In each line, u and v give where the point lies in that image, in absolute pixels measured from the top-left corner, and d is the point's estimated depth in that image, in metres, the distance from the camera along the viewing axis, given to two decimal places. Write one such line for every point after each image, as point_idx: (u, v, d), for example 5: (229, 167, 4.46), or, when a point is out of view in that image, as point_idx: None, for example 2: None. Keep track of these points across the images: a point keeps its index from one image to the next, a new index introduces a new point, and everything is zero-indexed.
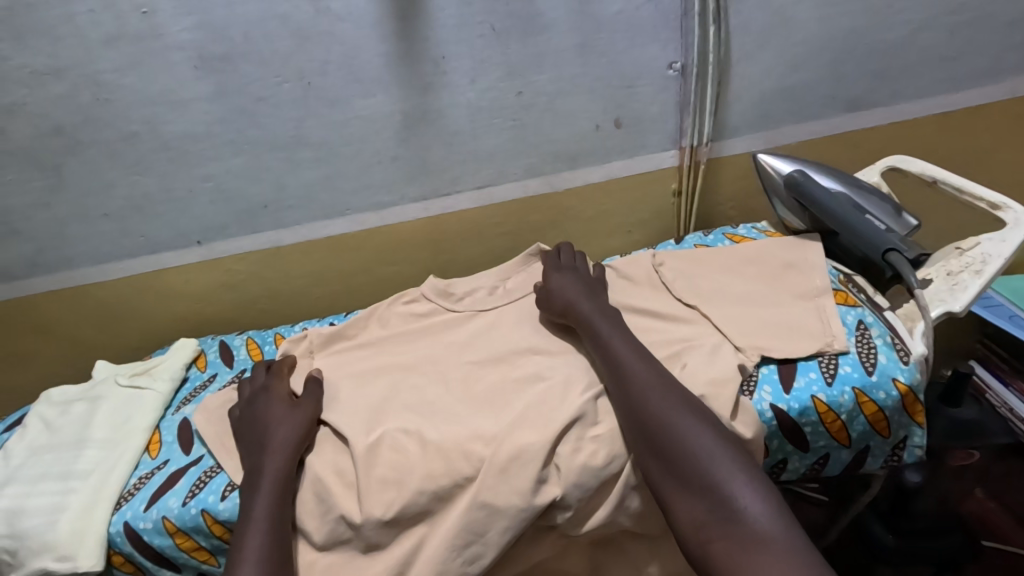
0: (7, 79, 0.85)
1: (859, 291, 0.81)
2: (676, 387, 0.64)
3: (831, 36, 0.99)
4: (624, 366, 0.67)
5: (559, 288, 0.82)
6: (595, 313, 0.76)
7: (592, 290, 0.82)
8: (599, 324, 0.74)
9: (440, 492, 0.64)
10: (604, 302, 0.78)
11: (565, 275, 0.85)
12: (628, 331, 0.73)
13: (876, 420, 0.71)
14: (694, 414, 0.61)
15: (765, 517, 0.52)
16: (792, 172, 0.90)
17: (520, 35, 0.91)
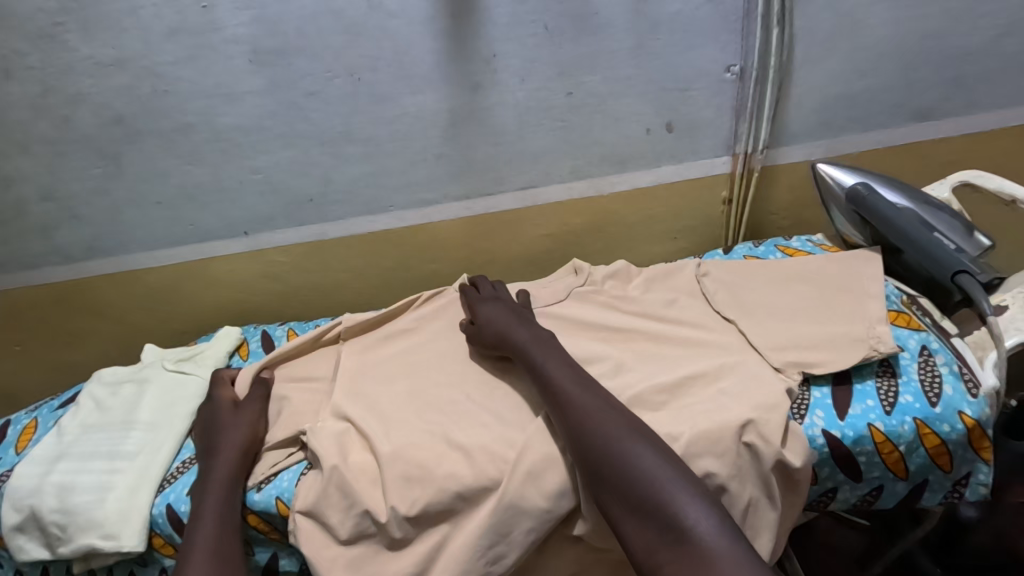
0: (74, 68, 0.87)
1: (925, 314, 0.77)
2: (611, 408, 0.61)
3: (903, 41, 0.93)
4: (561, 394, 0.64)
5: (493, 319, 0.79)
6: (529, 342, 0.73)
7: (527, 317, 0.79)
8: (535, 354, 0.71)
9: (468, 496, 0.63)
10: (539, 329, 0.75)
11: (501, 306, 0.82)
12: (566, 357, 0.70)
13: (938, 453, 0.67)
14: (631, 433, 0.59)
15: (713, 534, 0.50)
16: (855, 185, 0.86)
17: (573, 35, 0.89)
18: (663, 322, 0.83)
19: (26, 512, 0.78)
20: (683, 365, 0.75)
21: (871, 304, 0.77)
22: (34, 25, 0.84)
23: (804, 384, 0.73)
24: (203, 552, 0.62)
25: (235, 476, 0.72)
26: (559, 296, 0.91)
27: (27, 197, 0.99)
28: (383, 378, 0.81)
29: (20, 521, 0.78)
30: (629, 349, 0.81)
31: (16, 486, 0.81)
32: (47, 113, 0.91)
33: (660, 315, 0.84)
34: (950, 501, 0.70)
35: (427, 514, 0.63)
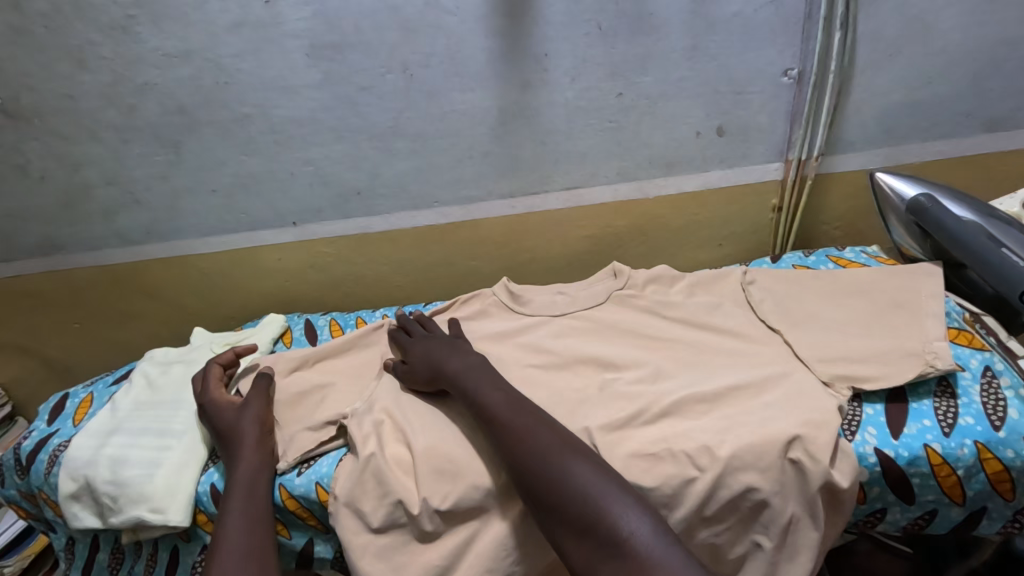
0: (142, 59, 0.91)
1: (988, 333, 0.73)
2: (546, 425, 0.60)
3: (975, 48, 0.89)
4: (495, 417, 0.62)
5: (431, 349, 0.77)
6: (463, 371, 0.71)
7: (465, 346, 0.77)
8: (468, 382, 0.69)
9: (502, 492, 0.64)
10: (474, 358, 0.73)
11: (439, 337, 0.80)
12: (501, 382, 0.68)
13: (1000, 480, 0.63)
14: (564, 445, 0.57)
15: (647, 539, 0.49)
16: (918, 196, 0.83)
17: (627, 35, 0.88)
18: (708, 330, 0.82)
19: (80, 481, 0.82)
20: (728, 375, 0.74)
21: (930, 323, 0.73)
22: (108, 17, 0.88)
23: (855, 400, 0.71)
24: (230, 557, 0.60)
25: (260, 470, 0.72)
26: (597, 298, 0.90)
27: (93, 181, 1.04)
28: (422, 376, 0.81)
29: (75, 489, 0.82)
30: (671, 356, 0.79)
31: (72, 456, 0.84)
32: (115, 101, 0.95)
33: (705, 322, 0.83)
34: (1009, 531, 0.66)
35: (460, 509, 0.64)
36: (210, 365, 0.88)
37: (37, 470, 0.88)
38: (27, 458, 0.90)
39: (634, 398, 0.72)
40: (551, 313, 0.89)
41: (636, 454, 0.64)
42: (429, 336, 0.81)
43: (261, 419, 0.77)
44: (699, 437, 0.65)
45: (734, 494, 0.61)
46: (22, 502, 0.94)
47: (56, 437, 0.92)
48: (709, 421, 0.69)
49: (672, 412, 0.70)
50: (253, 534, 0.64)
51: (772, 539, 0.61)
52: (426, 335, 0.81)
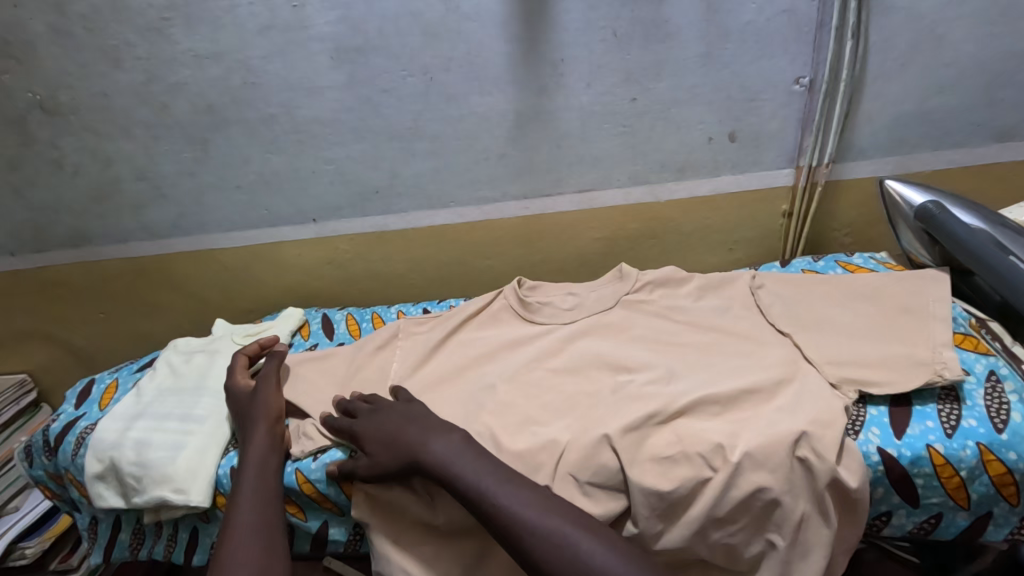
0: (175, 60, 0.95)
1: (994, 338, 0.74)
2: (555, 504, 0.60)
3: (986, 58, 0.90)
4: (504, 511, 0.60)
5: (401, 430, 0.70)
6: (451, 455, 0.65)
7: (436, 422, 0.70)
8: (461, 466, 0.64)
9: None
10: (457, 440, 0.67)
11: (400, 411, 0.73)
12: (499, 467, 0.64)
13: (1003, 483, 0.64)
14: (579, 527, 0.58)
15: None
16: (926, 203, 0.85)
17: (642, 42, 0.91)
18: (717, 332, 0.83)
19: (106, 462, 0.85)
20: (736, 376, 0.75)
21: (935, 328, 0.75)
22: (144, 19, 0.92)
23: (860, 402, 0.72)
24: (240, 538, 0.64)
25: (269, 453, 0.76)
26: (606, 302, 0.91)
27: (124, 176, 1.08)
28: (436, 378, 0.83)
29: (101, 470, 0.85)
30: (680, 356, 0.81)
31: (99, 438, 0.88)
32: (149, 99, 0.99)
33: (714, 325, 0.84)
34: (1017, 537, 0.66)
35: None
36: (236, 358, 0.91)
37: (65, 451, 0.91)
38: (55, 439, 0.93)
39: (644, 396, 0.74)
40: (560, 321, 0.90)
41: (651, 460, 0.67)
42: (392, 409, 0.74)
43: (273, 407, 0.81)
44: (709, 437, 0.67)
45: (743, 494, 0.63)
46: (49, 483, 0.97)
47: (84, 420, 0.95)
48: (718, 421, 0.70)
49: (682, 412, 0.71)
50: (263, 513, 0.68)
51: (785, 537, 0.62)
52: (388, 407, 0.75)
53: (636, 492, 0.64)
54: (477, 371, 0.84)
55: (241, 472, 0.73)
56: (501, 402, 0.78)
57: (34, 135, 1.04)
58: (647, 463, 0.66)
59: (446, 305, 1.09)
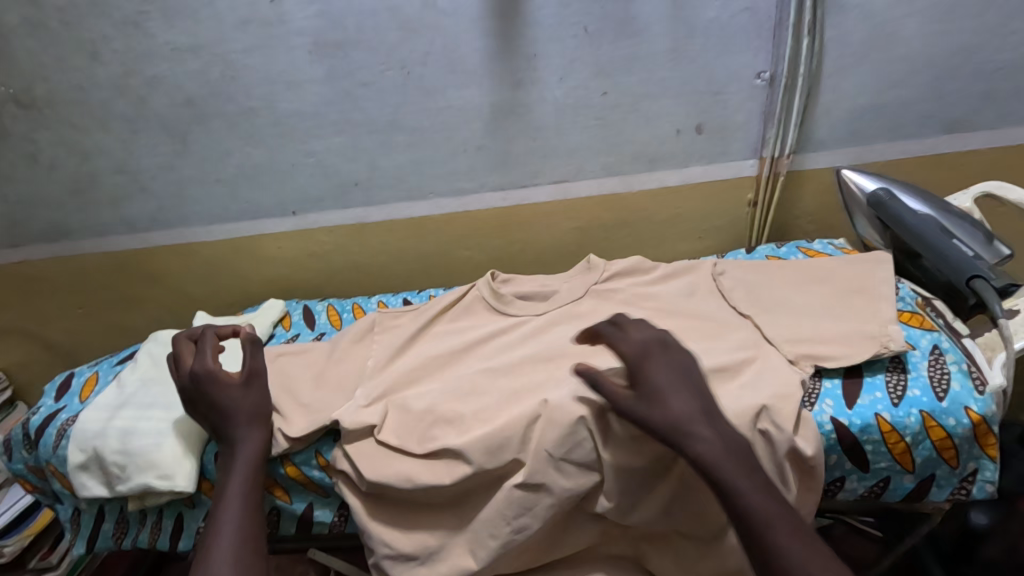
0: (153, 54, 0.96)
1: (937, 316, 0.80)
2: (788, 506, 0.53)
3: (934, 54, 0.96)
4: (785, 569, 0.49)
5: (665, 399, 0.57)
6: (720, 443, 0.55)
7: (708, 403, 0.58)
8: (714, 459, 0.54)
9: (504, 467, 0.71)
10: (711, 429, 0.56)
11: (662, 377, 0.59)
12: (789, 511, 0.52)
13: (944, 447, 0.69)
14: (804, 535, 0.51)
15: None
16: (877, 190, 0.90)
17: (612, 38, 0.94)
18: (686, 315, 0.87)
19: (89, 452, 0.86)
20: (703, 357, 0.79)
21: (884, 309, 0.79)
22: (121, 13, 0.93)
23: (816, 376, 0.77)
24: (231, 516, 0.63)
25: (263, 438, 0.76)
26: (576, 292, 0.94)
27: (102, 170, 1.08)
28: (412, 369, 0.86)
29: (84, 460, 0.86)
30: None
31: (82, 429, 0.88)
32: (126, 92, 1.00)
33: (683, 309, 0.88)
34: (957, 497, 0.72)
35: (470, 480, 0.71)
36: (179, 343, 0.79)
37: (46, 444, 0.92)
38: (35, 432, 0.94)
39: None
40: (534, 313, 0.92)
41: (626, 438, 0.70)
42: (659, 375, 0.59)
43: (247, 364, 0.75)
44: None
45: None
46: (28, 477, 0.97)
47: (64, 412, 0.96)
48: None
49: None
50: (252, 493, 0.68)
51: None
52: (658, 391, 0.58)
53: (612, 469, 0.68)
54: (456, 358, 0.87)
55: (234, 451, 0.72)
56: (480, 387, 0.81)
57: (10, 129, 1.04)
58: (622, 441, 0.70)
59: (426, 295, 1.11)
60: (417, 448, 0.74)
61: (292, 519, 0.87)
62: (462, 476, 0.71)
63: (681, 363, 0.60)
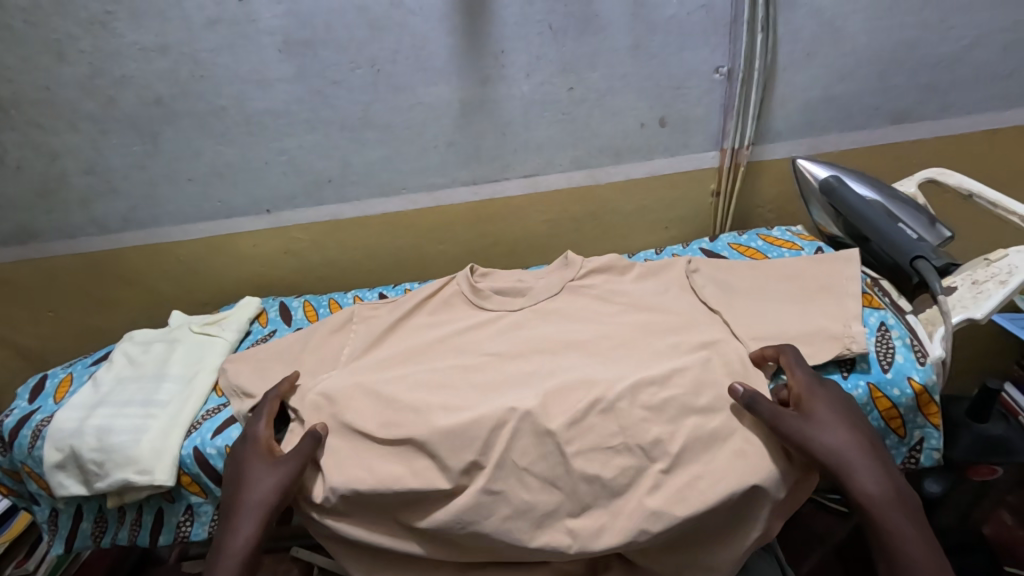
0: (120, 53, 0.96)
1: (884, 294, 0.85)
2: (914, 509, 0.64)
3: (880, 48, 1.01)
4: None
5: (835, 448, 0.66)
6: (856, 460, 0.65)
7: (874, 447, 0.67)
8: (889, 483, 0.64)
9: (465, 468, 0.72)
10: (865, 463, 0.65)
11: (836, 413, 0.69)
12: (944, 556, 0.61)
13: (890, 416, 0.74)
14: (923, 535, 0.62)
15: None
16: (828, 177, 0.95)
17: (576, 35, 0.97)
18: (654, 303, 0.90)
19: (66, 451, 0.86)
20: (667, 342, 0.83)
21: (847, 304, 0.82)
22: (87, 13, 0.93)
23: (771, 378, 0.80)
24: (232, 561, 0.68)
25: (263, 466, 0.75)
26: (552, 289, 0.96)
27: (71, 171, 1.08)
28: (388, 360, 0.88)
29: (61, 459, 0.86)
30: (619, 326, 0.88)
31: (58, 428, 0.89)
32: (94, 93, 1.00)
33: (652, 298, 0.91)
34: (907, 466, 0.76)
35: (438, 486, 0.72)
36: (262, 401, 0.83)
37: (21, 445, 0.92)
38: (9, 434, 0.94)
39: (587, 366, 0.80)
40: (510, 308, 0.94)
41: (596, 447, 0.73)
42: (823, 409, 0.70)
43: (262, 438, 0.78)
44: (652, 429, 0.73)
45: (684, 480, 0.70)
46: (3, 480, 0.97)
47: (39, 413, 0.96)
48: (656, 381, 0.77)
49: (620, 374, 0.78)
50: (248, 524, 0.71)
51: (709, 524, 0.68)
52: (824, 422, 0.68)
53: (580, 479, 0.71)
54: (429, 349, 0.89)
55: (239, 482, 0.74)
56: (455, 376, 0.83)
57: None
58: (591, 452, 0.72)
59: (402, 289, 1.13)
60: (377, 433, 0.77)
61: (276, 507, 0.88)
62: (423, 470, 0.74)
63: (843, 399, 0.72)
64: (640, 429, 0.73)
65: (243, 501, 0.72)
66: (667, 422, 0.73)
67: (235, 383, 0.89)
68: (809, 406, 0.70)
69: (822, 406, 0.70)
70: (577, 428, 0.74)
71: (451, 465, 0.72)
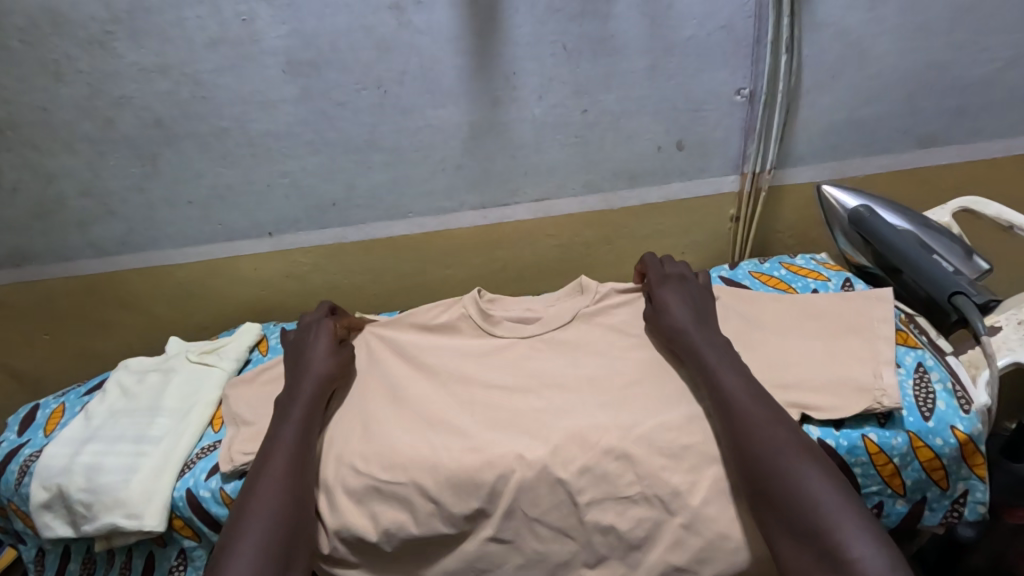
0: (120, 74, 0.93)
1: (921, 332, 0.80)
2: (770, 403, 0.67)
3: (908, 70, 0.97)
4: (769, 456, 0.62)
5: (682, 330, 0.78)
6: (698, 334, 0.77)
7: (719, 339, 0.77)
8: (728, 365, 0.72)
9: (472, 518, 0.69)
10: (707, 337, 0.77)
11: (686, 304, 0.82)
12: (799, 439, 0.63)
13: (932, 467, 0.69)
14: (780, 424, 0.65)
15: (794, 463, 0.60)
16: (858, 207, 0.90)
17: (590, 55, 0.94)
18: None
19: (54, 490, 0.82)
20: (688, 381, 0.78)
21: (876, 341, 0.77)
22: (86, 33, 0.90)
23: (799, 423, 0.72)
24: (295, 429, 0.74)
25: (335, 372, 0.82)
26: (564, 316, 0.90)
27: (68, 193, 1.04)
28: (390, 394, 0.83)
29: (49, 499, 0.82)
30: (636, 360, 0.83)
31: (46, 465, 0.85)
32: (92, 114, 0.97)
33: None
34: (950, 520, 0.71)
35: (440, 531, 0.69)
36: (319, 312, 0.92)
37: (8, 481, 0.88)
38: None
39: (604, 407, 0.75)
40: (521, 335, 0.89)
41: (611, 497, 0.68)
42: (674, 298, 0.83)
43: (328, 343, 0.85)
44: (671, 478, 0.68)
45: (710, 536, 0.66)
46: None
47: (28, 447, 0.92)
48: (676, 426, 0.72)
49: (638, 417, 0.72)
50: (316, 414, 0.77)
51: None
52: (670, 307, 0.82)
53: (594, 530, 0.68)
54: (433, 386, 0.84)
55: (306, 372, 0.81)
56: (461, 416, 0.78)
57: None
58: (606, 501, 0.68)
59: None
60: (379, 474, 0.72)
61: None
62: (427, 517, 0.70)
63: (696, 295, 0.84)
64: (659, 477, 0.68)
65: (301, 395, 0.78)
66: (686, 470, 0.69)
67: (232, 411, 0.86)
68: (661, 298, 0.84)
69: (670, 294, 0.83)
70: (591, 474, 0.69)
71: (454, 513, 0.69)
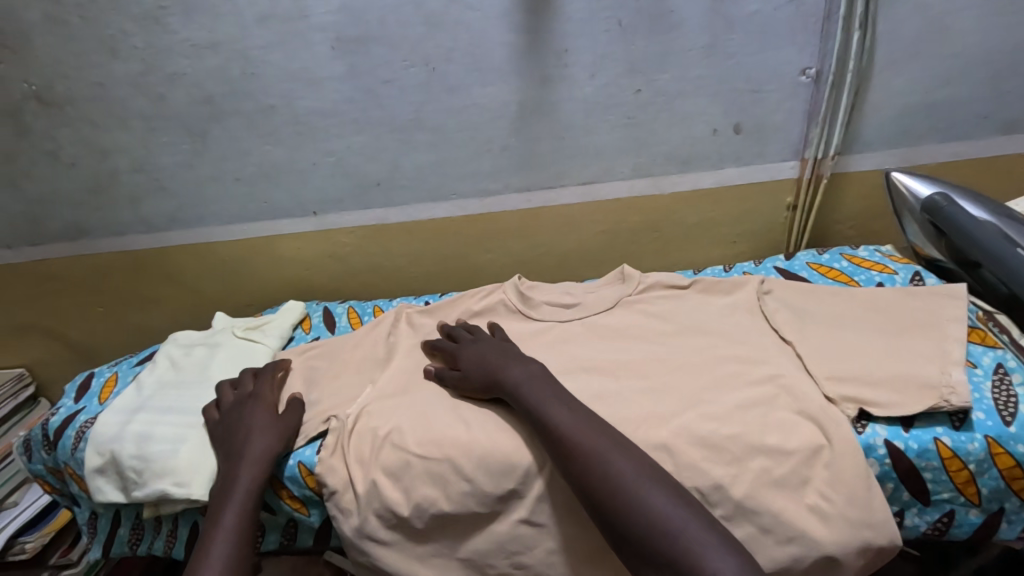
0: (172, 50, 0.94)
1: (1001, 331, 0.74)
2: (619, 441, 0.61)
3: (992, 50, 0.90)
4: (631, 506, 0.54)
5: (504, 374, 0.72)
6: (524, 374, 0.71)
7: (551, 381, 0.70)
8: (550, 405, 0.65)
9: (506, 498, 0.67)
10: (532, 373, 0.71)
11: (489, 351, 0.77)
12: (654, 478, 0.56)
13: (1013, 476, 0.64)
14: (630, 460, 0.58)
15: (666, 507, 0.53)
16: (933, 195, 0.85)
17: (645, 33, 0.90)
18: (722, 329, 0.80)
19: (107, 456, 0.84)
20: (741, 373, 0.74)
21: (948, 341, 0.71)
22: (140, 8, 0.91)
23: (860, 420, 0.68)
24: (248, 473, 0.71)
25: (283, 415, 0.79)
26: (606, 302, 0.89)
27: (121, 168, 1.06)
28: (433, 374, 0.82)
29: (102, 464, 0.84)
30: (685, 350, 0.79)
31: (99, 432, 0.87)
32: (145, 90, 0.98)
33: (719, 323, 0.82)
34: None
35: (473, 509, 0.67)
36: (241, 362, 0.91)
37: (65, 446, 0.91)
38: (54, 433, 0.93)
39: (648, 394, 0.72)
40: (560, 317, 0.89)
41: None
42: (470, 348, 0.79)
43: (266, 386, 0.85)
44: (711, 471, 0.63)
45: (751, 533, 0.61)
46: (47, 478, 0.96)
47: (83, 414, 0.94)
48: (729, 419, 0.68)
49: (688, 409, 0.69)
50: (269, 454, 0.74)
51: None
52: (489, 357, 0.76)
53: None
54: None
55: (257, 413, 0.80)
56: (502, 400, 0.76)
57: (30, 126, 1.02)
58: None
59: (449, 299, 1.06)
60: (414, 448, 0.71)
61: (277, 530, 0.82)
62: (460, 495, 0.67)
63: (497, 342, 0.80)
64: (699, 468, 0.63)
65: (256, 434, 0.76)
66: (729, 463, 0.64)
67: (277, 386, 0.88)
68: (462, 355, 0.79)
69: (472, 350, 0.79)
70: None
71: (489, 492, 0.67)
